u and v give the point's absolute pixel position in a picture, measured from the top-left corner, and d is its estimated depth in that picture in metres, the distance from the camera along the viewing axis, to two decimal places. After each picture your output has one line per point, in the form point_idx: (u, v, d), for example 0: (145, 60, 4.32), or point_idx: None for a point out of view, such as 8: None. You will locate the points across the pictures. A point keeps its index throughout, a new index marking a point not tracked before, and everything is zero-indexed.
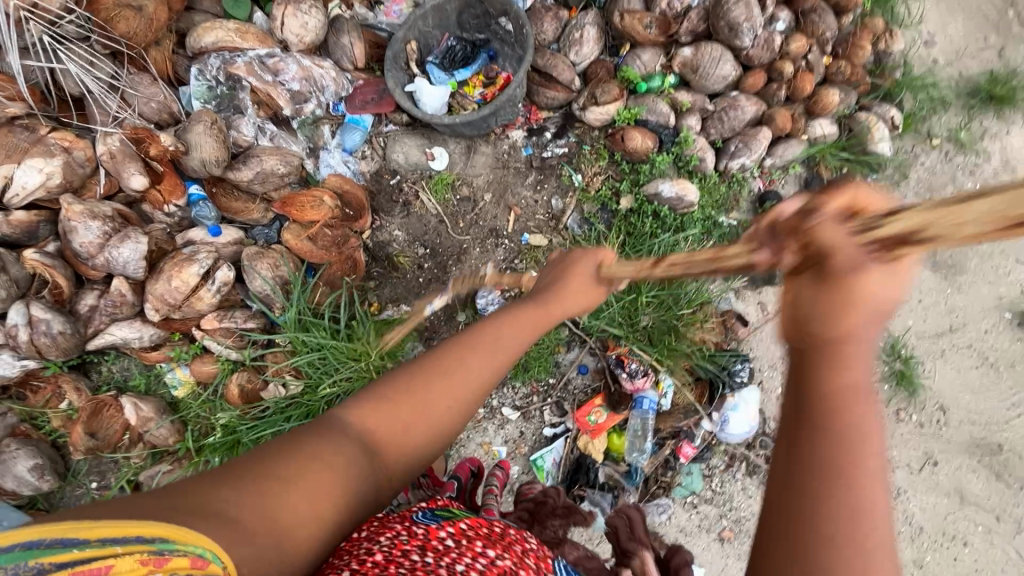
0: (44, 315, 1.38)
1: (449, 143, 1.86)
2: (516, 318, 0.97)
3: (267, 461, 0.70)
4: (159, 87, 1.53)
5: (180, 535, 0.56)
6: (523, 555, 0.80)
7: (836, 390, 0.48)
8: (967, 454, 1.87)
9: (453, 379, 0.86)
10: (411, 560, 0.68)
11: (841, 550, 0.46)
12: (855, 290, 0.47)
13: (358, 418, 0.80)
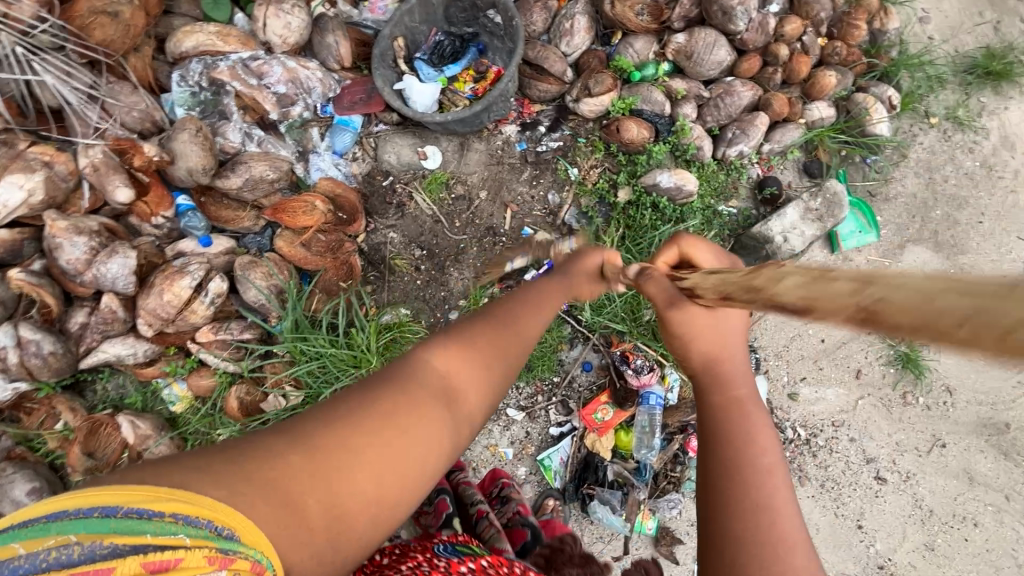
0: (33, 335, 1.34)
1: (441, 141, 1.83)
2: (558, 283, 0.92)
3: (342, 425, 0.59)
4: (140, 95, 1.49)
5: (252, 534, 0.50)
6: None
7: (722, 400, 0.75)
8: (974, 434, 1.86)
9: (520, 331, 0.78)
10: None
11: (759, 524, 0.65)
12: (685, 321, 0.81)
13: (439, 366, 0.69)
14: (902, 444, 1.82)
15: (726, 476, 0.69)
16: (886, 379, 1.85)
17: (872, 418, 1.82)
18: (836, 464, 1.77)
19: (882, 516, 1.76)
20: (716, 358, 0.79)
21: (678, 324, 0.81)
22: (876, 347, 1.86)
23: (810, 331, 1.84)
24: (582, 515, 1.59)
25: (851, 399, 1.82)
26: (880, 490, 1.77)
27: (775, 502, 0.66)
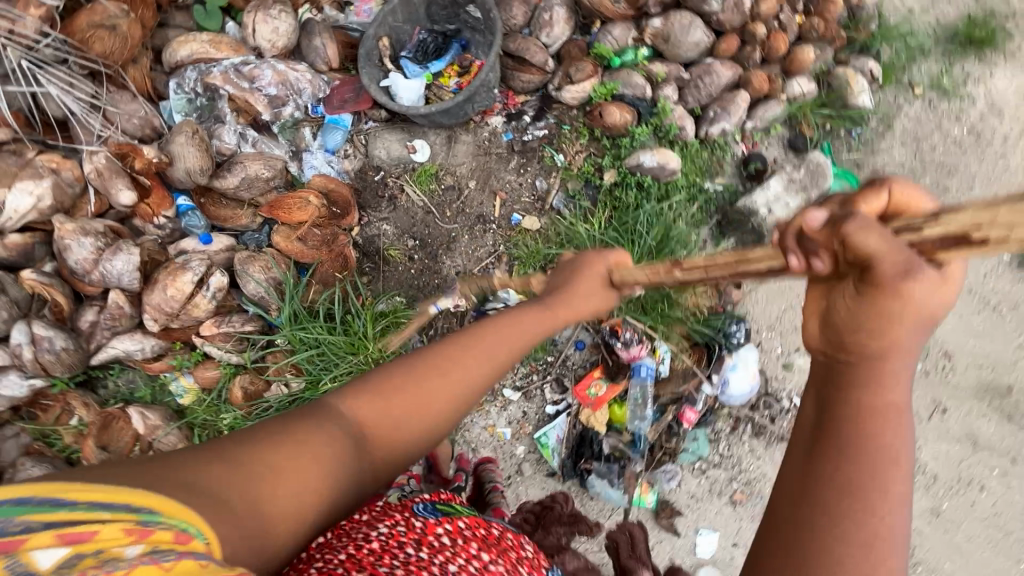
0: (46, 332, 1.41)
1: (429, 135, 1.88)
2: (523, 318, 0.95)
3: (259, 446, 0.71)
4: (139, 103, 1.56)
5: (168, 509, 0.57)
6: (515, 562, 0.88)
7: (873, 403, 0.56)
8: (975, 398, 1.85)
9: (455, 378, 0.85)
10: (405, 554, 0.76)
11: (857, 548, 0.54)
12: (903, 300, 0.52)
13: (360, 416, 0.80)
14: None
15: (831, 492, 0.55)
16: None
17: None
18: None
19: None
20: (893, 350, 0.55)
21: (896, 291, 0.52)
22: None
23: None
24: (581, 491, 1.62)
25: None
26: None
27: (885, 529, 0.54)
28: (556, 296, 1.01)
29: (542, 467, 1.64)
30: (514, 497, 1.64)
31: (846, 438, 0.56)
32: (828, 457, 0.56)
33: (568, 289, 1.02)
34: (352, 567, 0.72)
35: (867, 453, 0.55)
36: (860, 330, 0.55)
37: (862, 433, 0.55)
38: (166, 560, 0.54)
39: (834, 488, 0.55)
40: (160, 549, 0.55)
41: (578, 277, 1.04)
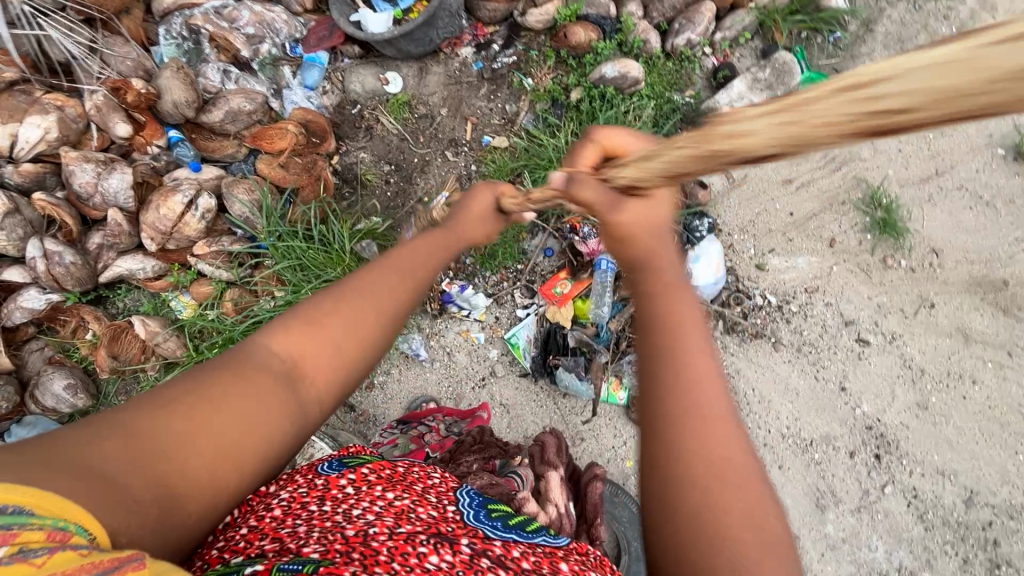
0: (57, 247, 1.58)
1: (401, 68, 1.98)
2: (426, 245, 0.91)
3: (163, 405, 0.59)
4: (131, 47, 1.72)
5: (38, 502, 0.45)
6: (424, 493, 0.76)
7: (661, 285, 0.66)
8: (966, 293, 1.77)
9: (375, 300, 0.76)
10: (308, 511, 0.66)
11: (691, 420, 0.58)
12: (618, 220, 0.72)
13: (282, 347, 0.68)
14: (883, 305, 1.77)
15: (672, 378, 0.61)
16: (864, 245, 1.80)
17: (849, 283, 1.78)
18: (813, 328, 1.75)
19: (867, 377, 1.73)
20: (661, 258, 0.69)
21: (619, 224, 0.72)
22: (851, 216, 1.82)
23: (775, 206, 1.83)
24: (553, 390, 1.67)
25: (824, 266, 1.79)
26: (863, 353, 1.74)
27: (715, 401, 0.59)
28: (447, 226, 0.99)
29: (515, 368, 1.70)
30: (489, 398, 1.69)
31: (669, 371, 0.60)
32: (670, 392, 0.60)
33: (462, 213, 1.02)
34: (253, 537, 0.62)
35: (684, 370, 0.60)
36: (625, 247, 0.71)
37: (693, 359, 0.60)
38: (37, 556, 0.42)
39: (674, 434, 0.58)
40: (28, 547, 0.43)
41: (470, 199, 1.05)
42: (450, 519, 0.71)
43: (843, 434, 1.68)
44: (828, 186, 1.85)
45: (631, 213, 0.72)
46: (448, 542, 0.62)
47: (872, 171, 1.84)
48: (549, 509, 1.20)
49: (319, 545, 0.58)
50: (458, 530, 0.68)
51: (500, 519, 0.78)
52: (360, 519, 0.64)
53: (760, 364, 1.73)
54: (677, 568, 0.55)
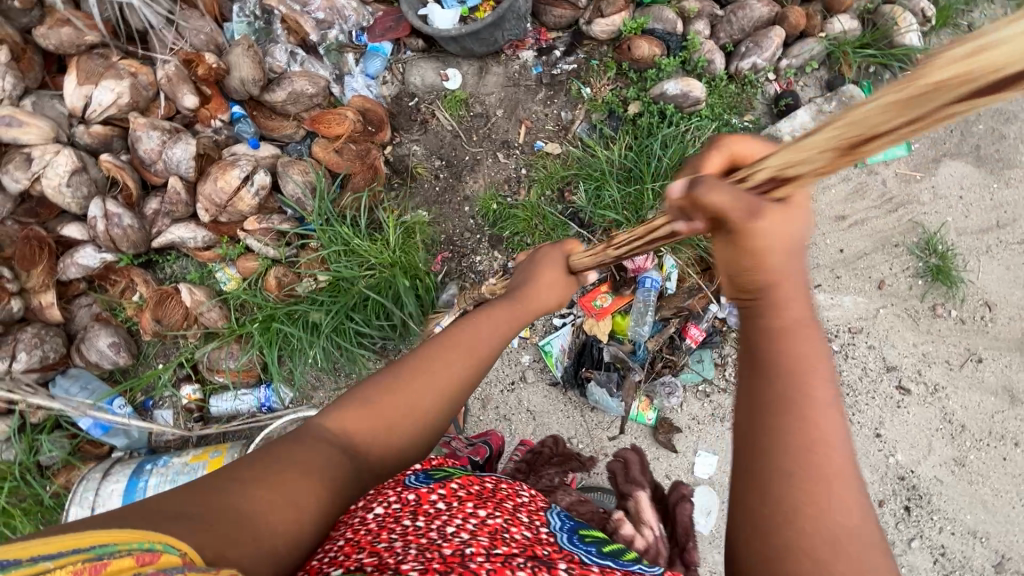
0: (117, 210, 1.62)
1: (462, 65, 1.99)
2: (492, 316, 0.98)
3: (251, 468, 0.69)
4: (205, 21, 1.75)
5: (124, 536, 0.51)
6: (515, 513, 0.76)
7: (780, 321, 0.57)
8: (1017, 352, 1.71)
9: (432, 384, 0.85)
10: (402, 525, 0.68)
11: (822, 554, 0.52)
12: (759, 235, 0.57)
13: (341, 429, 0.79)
14: (928, 355, 1.72)
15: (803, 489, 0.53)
16: (914, 291, 1.76)
17: (895, 328, 1.74)
18: (852, 370, 1.71)
19: (903, 427, 1.68)
20: (793, 322, 0.57)
21: (758, 234, 0.57)
22: (903, 259, 1.78)
23: (825, 241, 1.80)
24: (582, 402, 1.67)
25: (871, 307, 1.76)
26: (902, 401, 1.69)
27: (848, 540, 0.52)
28: (519, 291, 1.07)
29: (546, 376, 1.69)
30: (517, 402, 1.69)
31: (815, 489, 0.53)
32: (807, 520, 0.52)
33: (532, 281, 1.09)
34: (350, 550, 0.64)
35: (824, 502, 0.53)
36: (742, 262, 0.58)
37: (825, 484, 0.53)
38: None
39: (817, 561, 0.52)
40: None
41: (540, 267, 1.11)
42: (545, 542, 0.71)
43: (874, 482, 1.64)
44: (881, 227, 1.81)
45: (775, 219, 0.57)
46: (545, 565, 0.63)
47: (929, 216, 1.81)
48: (645, 533, 1.06)
49: (417, 563, 0.59)
50: (554, 554, 0.68)
51: (595, 545, 0.75)
52: (455, 537, 0.66)
53: None
54: None
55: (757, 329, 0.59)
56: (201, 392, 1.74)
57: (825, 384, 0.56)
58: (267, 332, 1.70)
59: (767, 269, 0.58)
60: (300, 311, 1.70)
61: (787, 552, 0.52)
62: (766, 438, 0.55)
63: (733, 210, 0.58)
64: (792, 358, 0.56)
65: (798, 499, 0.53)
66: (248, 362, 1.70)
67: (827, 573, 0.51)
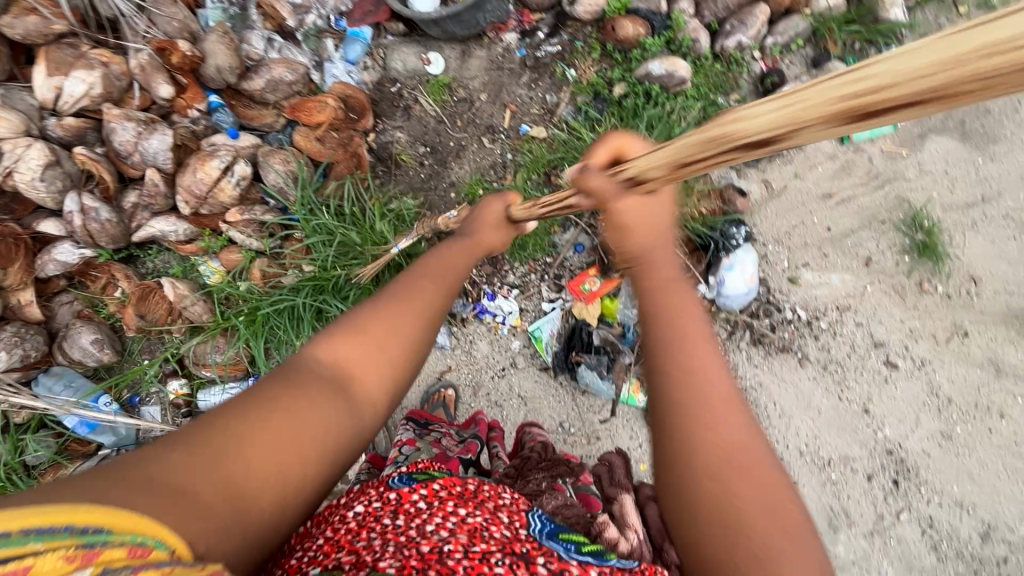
0: (94, 204, 1.59)
1: (444, 49, 1.95)
2: (450, 257, 1.09)
3: (241, 412, 0.66)
4: (178, 8, 1.69)
5: (119, 524, 0.50)
6: (496, 512, 0.77)
7: (654, 275, 0.79)
8: (1002, 324, 1.73)
9: (408, 311, 0.89)
10: (382, 525, 0.70)
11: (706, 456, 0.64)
12: (621, 211, 0.84)
13: (331, 358, 0.78)
14: (916, 330, 1.73)
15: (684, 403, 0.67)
16: (900, 267, 1.77)
17: (882, 304, 1.75)
18: (841, 347, 1.72)
19: (892, 402, 1.70)
20: (665, 275, 0.78)
21: (619, 215, 0.84)
22: (890, 237, 1.78)
23: (813, 220, 1.80)
24: (573, 386, 1.67)
25: (858, 284, 1.76)
26: (890, 376, 1.71)
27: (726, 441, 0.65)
28: (471, 240, 1.19)
29: (536, 361, 1.69)
30: (508, 389, 1.69)
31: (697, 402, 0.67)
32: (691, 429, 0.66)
33: (477, 225, 1.23)
34: (329, 549, 0.66)
35: (708, 421, 0.66)
36: (621, 236, 0.84)
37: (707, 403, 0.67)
38: None
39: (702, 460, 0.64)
40: (112, 568, 0.47)
41: (484, 217, 1.24)
42: (524, 540, 0.72)
43: (862, 457, 1.66)
44: (868, 204, 1.81)
45: (632, 201, 0.83)
46: (524, 561, 0.66)
47: (915, 192, 1.81)
48: (630, 537, 1.04)
49: (394, 561, 0.62)
50: (534, 551, 0.70)
51: (574, 543, 0.77)
52: (434, 535, 0.67)
53: (785, 378, 1.71)
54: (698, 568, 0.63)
55: (637, 283, 0.80)
56: (188, 387, 1.72)
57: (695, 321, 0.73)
58: (252, 324, 1.68)
59: (632, 245, 0.82)
60: (286, 304, 1.68)
61: (682, 457, 0.65)
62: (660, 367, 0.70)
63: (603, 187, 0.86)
64: (669, 304, 0.75)
65: (690, 413, 0.66)
66: (234, 356, 1.68)
67: (718, 475, 0.64)
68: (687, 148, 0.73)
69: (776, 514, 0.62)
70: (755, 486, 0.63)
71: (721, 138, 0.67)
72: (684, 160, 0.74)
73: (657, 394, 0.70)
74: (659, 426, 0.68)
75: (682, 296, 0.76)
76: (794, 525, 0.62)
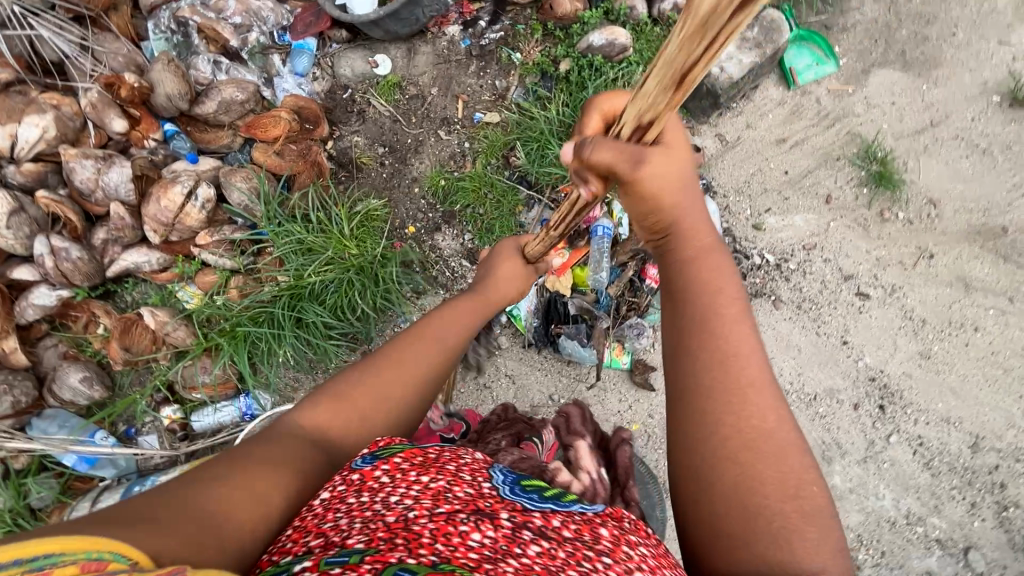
0: (63, 244, 1.61)
1: (389, 50, 1.98)
2: (462, 307, 1.09)
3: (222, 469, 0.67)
4: (121, 42, 1.76)
5: (67, 544, 0.45)
6: (460, 472, 0.69)
7: (698, 248, 0.74)
8: (966, 242, 1.77)
9: (404, 372, 0.90)
10: (347, 503, 0.63)
11: (731, 445, 0.66)
12: (646, 180, 0.71)
13: (312, 422, 0.80)
14: (882, 258, 1.77)
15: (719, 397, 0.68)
16: (860, 200, 1.80)
17: (847, 238, 1.79)
18: (812, 285, 1.76)
19: (869, 330, 1.74)
20: (708, 247, 0.74)
21: (650, 183, 0.71)
22: (846, 172, 1.82)
23: (770, 165, 1.84)
24: (557, 358, 1.70)
25: (822, 222, 1.80)
26: (863, 306, 1.75)
27: (756, 434, 0.66)
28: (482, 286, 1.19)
29: (519, 339, 1.72)
30: (495, 370, 1.72)
31: (727, 396, 0.68)
32: (718, 419, 0.67)
33: (492, 275, 1.22)
34: (297, 536, 0.61)
35: (735, 411, 0.67)
36: (653, 205, 0.72)
37: (736, 391, 0.68)
38: None
39: (728, 448, 0.66)
40: None
41: (499, 265, 1.25)
42: (489, 496, 0.65)
43: (847, 387, 1.70)
44: (822, 143, 1.85)
45: (655, 162, 0.71)
46: (488, 517, 0.60)
47: (865, 126, 1.85)
48: (581, 477, 1.07)
49: (362, 535, 0.56)
50: (497, 506, 0.63)
51: (536, 492, 0.70)
52: (398, 505, 0.61)
53: (762, 323, 1.75)
54: (698, 525, 0.67)
55: (674, 265, 0.75)
56: (182, 411, 1.75)
57: (737, 305, 0.72)
58: (235, 340, 1.71)
59: (666, 211, 0.73)
60: (266, 317, 1.71)
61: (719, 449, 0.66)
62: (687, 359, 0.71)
63: (619, 163, 0.72)
64: (709, 286, 0.72)
65: (721, 400, 0.68)
66: (222, 374, 1.71)
67: (744, 462, 0.65)
68: (680, 52, 0.63)
69: (807, 511, 0.63)
70: (780, 474, 0.64)
71: (714, 12, 0.56)
72: (681, 69, 0.64)
73: (679, 382, 0.71)
74: (690, 417, 0.69)
75: (719, 270, 0.73)
76: (827, 527, 0.63)
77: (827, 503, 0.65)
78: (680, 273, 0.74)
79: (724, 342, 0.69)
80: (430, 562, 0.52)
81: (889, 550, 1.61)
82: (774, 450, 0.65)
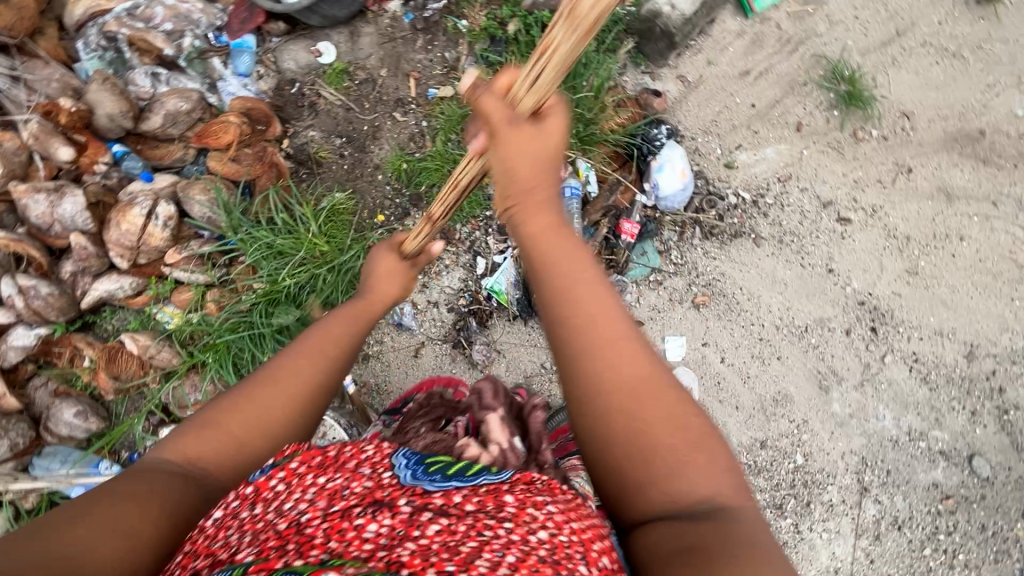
0: (31, 281, 1.59)
1: (332, 36, 1.91)
2: (345, 314, 1.01)
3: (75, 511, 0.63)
4: (52, 68, 1.70)
5: None
6: (360, 465, 0.74)
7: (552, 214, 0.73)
8: (945, 151, 1.73)
9: (280, 393, 0.85)
10: (239, 518, 0.65)
11: (614, 405, 0.66)
12: (514, 137, 0.72)
13: (176, 456, 0.76)
14: (860, 180, 1.73)
15: (597, 360, 0.67)
16: (832, 124, 1.76)
17: (823, 164, 1.75)
18: (792, 218, 1.73)
19: (853, 255, 1.71)
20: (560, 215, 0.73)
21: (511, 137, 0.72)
22: (814, 96, 1.77)
23: (735, 101, 1.78)
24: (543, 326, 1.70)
25: (795, 152, 1.76)
26: (845, 232, 1.72)
27: (636, 384, 0.66)
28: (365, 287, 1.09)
29: (503, 314, 1.71)
30: (484, 346, 1.70)
31: (600, 355, 0.67)
32: (598, 379, 0.67)
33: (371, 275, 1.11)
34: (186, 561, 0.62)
35: (613, 364, 0.67)
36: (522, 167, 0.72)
37: (604, 350, 0.67)
38: None
39: (614, 407, 0.66)
40: None
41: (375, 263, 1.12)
42: (387, 483, 0.70)
43: (836, 315, 1.69)
44: (787, 70, 1.79)
45: (522, 125, 0.72)
46: (385, 506, 0.64)
47: (829, 45, 1.79)
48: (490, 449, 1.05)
49: (252, 548, 0.60)
50: (395, 492, 0.67)
51: (440, 471, 0.74)
52: (292, 511, 0.65)
53: (746, 262, 1.71)
54: (620, 494, 0.67)
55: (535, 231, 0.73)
56: None
57: (592, 269, 0.71)
58: (219, 354, 1.70)
59: (525, 175, 0.71)
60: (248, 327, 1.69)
61: (610, 415, 0.66)
62: (564, 330, 0.69)
63: (495, 114, 0.73)
64: (562, 253, 0.71)
65: (594, 363, 0.67)
66: (212, 389, 1.72)
67: (632, 415, 0.66)
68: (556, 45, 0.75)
69: (694, 439, 0.66)
70: (665, 412, 0.66)
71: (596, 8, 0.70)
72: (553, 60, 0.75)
73: (563, 352, 0.69)
74: (577, 387, 0.68)
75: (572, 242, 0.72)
76: (711, 447, 0.66)
77: (710, 425, 0.68)
78: (535, 232, 0.72)
79: (586, 305, 0.68)
80: (318, 560, 0.55)
81: (894, 468, 1.62)
82: (651, 393, 0.67)
